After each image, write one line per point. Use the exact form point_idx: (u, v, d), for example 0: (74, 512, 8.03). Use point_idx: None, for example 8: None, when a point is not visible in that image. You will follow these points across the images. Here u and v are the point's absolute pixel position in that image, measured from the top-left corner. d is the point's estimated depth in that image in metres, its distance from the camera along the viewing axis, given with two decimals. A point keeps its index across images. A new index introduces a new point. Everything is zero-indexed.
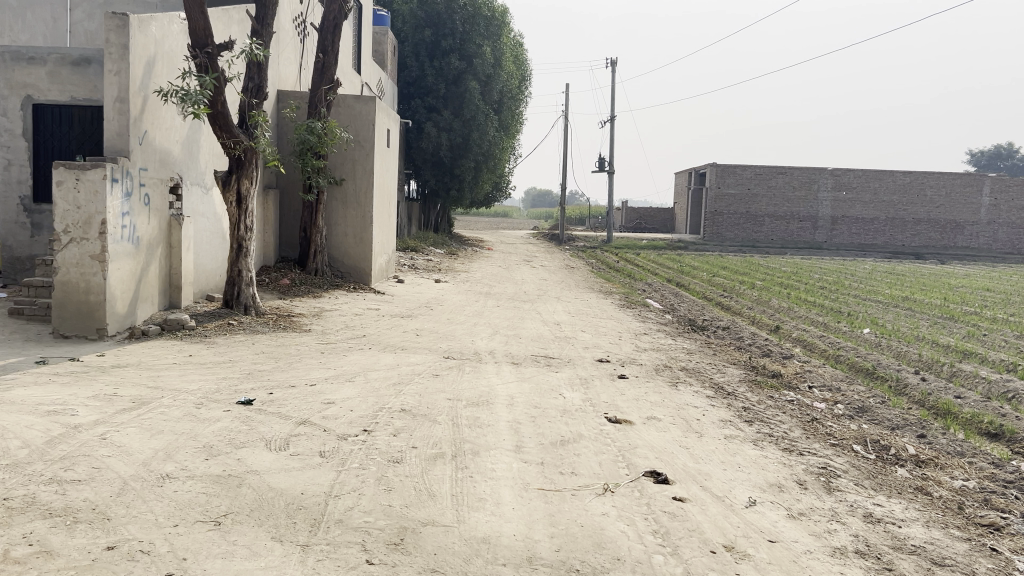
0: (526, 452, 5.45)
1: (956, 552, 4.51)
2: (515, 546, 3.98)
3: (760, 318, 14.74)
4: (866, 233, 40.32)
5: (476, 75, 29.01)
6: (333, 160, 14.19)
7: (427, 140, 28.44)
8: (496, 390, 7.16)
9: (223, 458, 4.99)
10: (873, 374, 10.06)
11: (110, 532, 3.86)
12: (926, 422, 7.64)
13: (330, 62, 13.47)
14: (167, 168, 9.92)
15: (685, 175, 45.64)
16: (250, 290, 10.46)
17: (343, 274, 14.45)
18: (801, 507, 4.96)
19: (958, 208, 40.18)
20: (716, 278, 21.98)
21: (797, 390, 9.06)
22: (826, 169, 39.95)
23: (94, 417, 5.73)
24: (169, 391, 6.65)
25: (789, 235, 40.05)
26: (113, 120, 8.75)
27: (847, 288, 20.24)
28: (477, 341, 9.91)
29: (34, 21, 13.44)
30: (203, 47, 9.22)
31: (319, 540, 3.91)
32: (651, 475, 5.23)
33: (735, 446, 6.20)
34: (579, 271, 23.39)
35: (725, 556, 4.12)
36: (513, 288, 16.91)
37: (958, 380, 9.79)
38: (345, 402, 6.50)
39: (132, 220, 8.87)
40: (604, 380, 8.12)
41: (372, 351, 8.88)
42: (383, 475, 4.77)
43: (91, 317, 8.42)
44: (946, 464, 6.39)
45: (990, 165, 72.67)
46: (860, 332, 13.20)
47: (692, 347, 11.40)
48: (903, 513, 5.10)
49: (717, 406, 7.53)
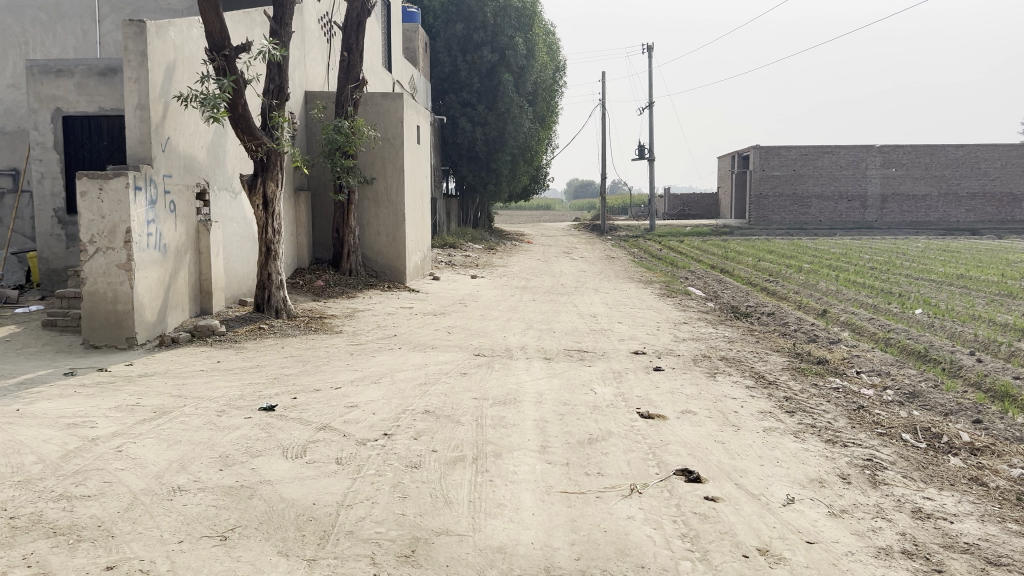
0: (551, 453, 5.22)
1: (1014, 549, 4.16)
2: (533, 556, 3.77)
3: (807, 302, 14.25)
4: (918, 211, 39.22)
5: (509, 67, 28.78)
6: (362, 160, 14.09)
7: (463, 135, 28.39)
8: (524, 388, 6.95)
9: (237, 468, 4.86)
10: (926, 356, 9.63)
11: (112, 551, 3.73)
12: (982, 406, 7.25)
13: (356, 61, 13.38)
14: (193, 174, 9.87)
15: (728, 158, 44.85)
16: (281, 293, 10.37)
17: (378, 273, 14.36)
18: (844, 503, 4.66)
19: (1015, 179, 38.94)
20: (762, 262, 21.45)
21: (844, 376, 8.70)
22: (874, 146, 38.91)
23: (113, 429, 5.64)
24: (192, 399, 6.56)
25: (838, 215, 39.09)
26: (135, 128, 8.70)
27: (898, 267, 19.57)
28: (510, 336, 9.70)
29: (64, 34, 13.45)
30: (220, 49, 9.15)
31: (327, 554, 3.73)
32: (682, 474, 4.96)
33: (774, 439, 5.89)
34: (619, 261, 23.00)
35: (759, 560, 3.85)
36: (550, 281, 16.66)
37: (1016, 360, 9.33)
38: (368, 405, 6.35)
39: (157, 228, 8.84)
40: (639, 373, 7.85)
41: (401, 351, 8.72)
42: (399, 482, 4.59)
43: (120, 327, 8.40)
44: (1004, 451, 6.02)
45: None
46: (912, 313, 12.71)
47: (734, 335, 11.07)
48: (956, 507, 4.77)
49: (756, 397, 7.22)
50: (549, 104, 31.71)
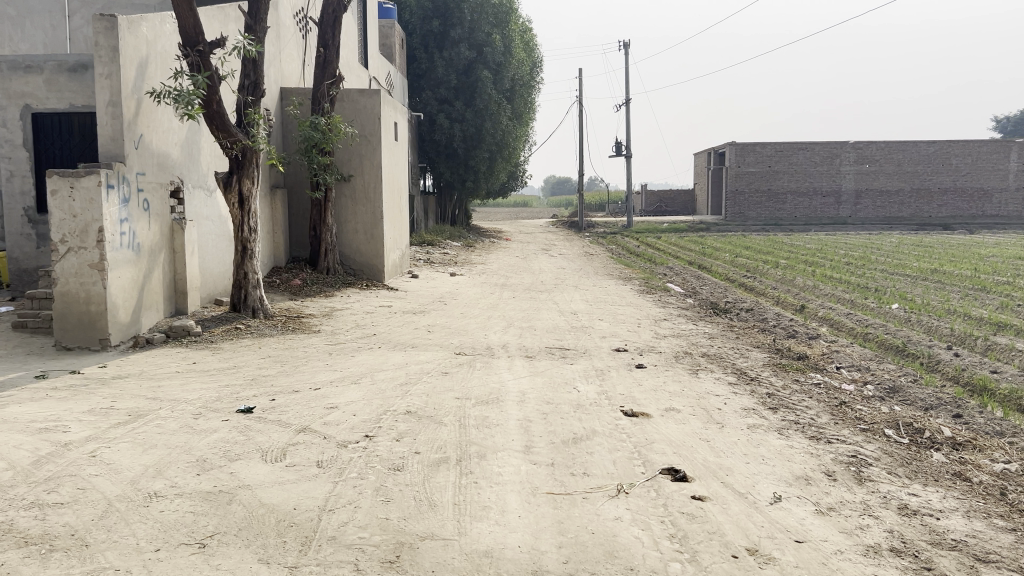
0: (536, 453, 5.16)
1: (1001, 546, 4.15)
2: (520, 560, 3.70)
3: (785, 298, 14.30)
4: (891, 206, 39.58)
5: (486, 63, 28.67)
6: (340, 157, 13.96)
7: (440, 132, 28.27)
8: (507, 387, 6.88)
9: (215, 472, 4.75)
10: (904, 351, 9.67)
11: (86, 561, 3.63)
12: (961, 401, 7.28)
13: (332, 57, 13.25)
14: (166, 172, 9.70)
15: (704, 155, 45.06)
16: (257, 292, 10.22)
17: (355, 271, 14.22)
18: (831, 501, 4.63)
19: (985, 175, 39.43)
20: (739, 258, 21.53)
21: (824, 371, 8.70)
22: (848, 142, 39.22)
23: (86, 433, 5.51)
24: (168, 402, 6.43)
25: (813, 211, 39.38)
26: (107, 125, 8.53)
27: (873, 262, 19.73)
28: (490, 335, 9.63)
29: (33, 30, 13.21)
30: (194, 45, 9.00)
31: (309, 561, 3.65)
32: (668, 473, 4.91)
33: (758, 436, 5.87)
34: (597, 257, 23.00)
35: (748, 561, 3.80)
36: (529, 278, 16.62)
37: (993, 354, 9.42)
38: (348, 405, 6.25)
39: (131, 227, 8.67)
40: (621, 371, 7.80)
41: (381, 350, 8.63)
42: (381, 485, 4.50)
43: (94, 328, 8.22)
44: (985, 446, 6.04)
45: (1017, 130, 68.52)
46: (888, 307, 12.79)
47: (714, 331, 11.08)
48: (942, 503, 4.76)
49: (740, 394, 7.20)
50: (527, 100, 31.65)
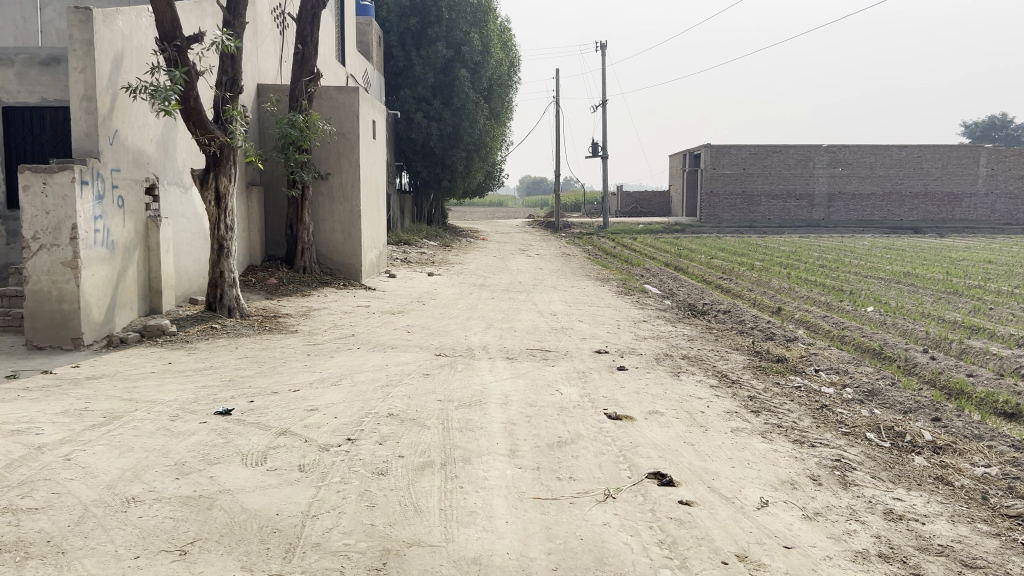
0: (521, 457, 5.11)
1: (987, 551, 4.16)
2: (509, 566, 3.65)
3: (761, 300, 14.37)
4: (864, 209, 39.97)
5: (464, 63, 28.59)
6: (317, 155, 13.82)
7: (418, 130, 28.11)
8: (489, 389, 6.82)
9: (195, 476, 4.65)
10: (881, 354, 9.74)
11: (63, 569, 3.52)
12: (939, 404, 7.33)
13: (310, 54, 13.12)
14: (142, 168, 9.54)
15: (679, 157, 45.27)
16: (233, 291, 10.08)
17: (331, 271, 14.08)
18: (817, 506, 4.62)
19: (955, 179, 39.96)
20: (714, 260, 21.62)
21: (803, 374, 8.73)
22: (821, 146, 39.58)
23: (60, 435, 5.37)
24: (144, 403, 6.30)
25: (786, 214, 39.69)
26: (81, 120, 8.35)
27: (846, 265, 19.90)
28: (471, 336, 9.57)
29: (3, 21, 12.93)
30: (171, 39, 8.86)
31: (293, 568, 3.57)
32: (655, 477, 4.89)
33: (742, 440, 5.86)
34: (575, 258, 22.99)
35: (738, 567, 3.78)
36: (508, 279, 16.56)
37: (968, 358, 9.51)
38: (329, 408, 6.16)
39: (105, 224, 8.51)
40: (603, 373, 7.77)
41: (360, 351, 8.54)
42: (366, 490, 4.43)
43: (66, 328, 8.05)
44: (965, 449, 6.07)
45: (985, 136, 69.48)
46: (863, 310, 12.89)
47: (693, 333, 11.09)
48: (926, 508, 4.77)
49: (722, 396, 7.20)
50: (505, 100, 31.61)
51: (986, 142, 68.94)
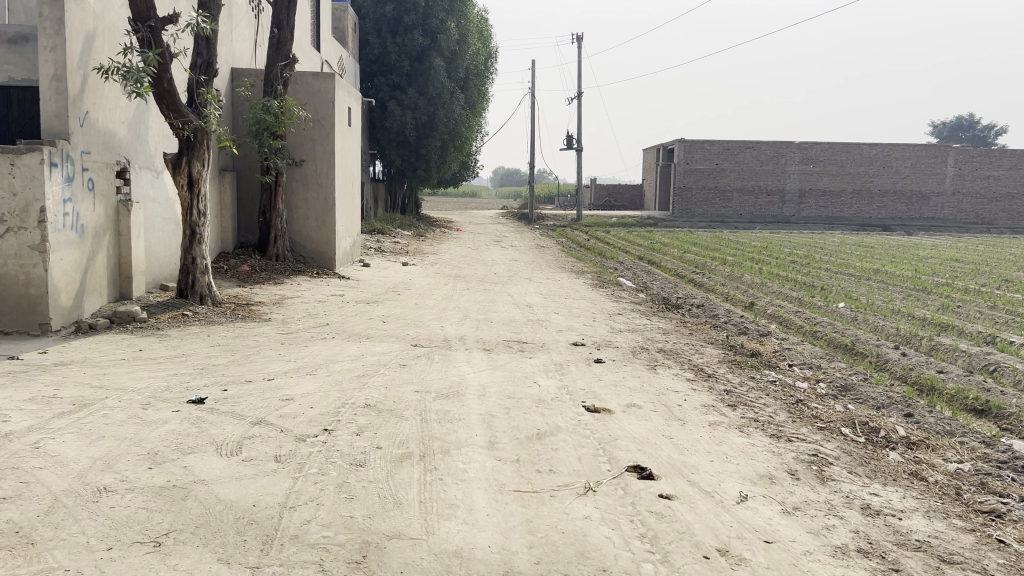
0: (500, 449, 5.07)
1: (964, 546, 4.19)
2: (491, 560, 3.61)
3: (734, 294, 14.45)
4: (834, 206, 40.38)
5: (440, 51, 28.37)
6: (292, 141, 13.65)
7: (392, 119, 27.85)
8: (467, 380, 6.78)
9: (168, 466, 4.56)
10: (853, 350, 9.82)
11: (32, 560, 3.42)
12: (912, 400, 7.40)
13: (286, 38, 12.93)
14: (112, 151, 9.35)
15: (653, 150, 45.36)
16: (205, 278, 9.93)
17: (305, 259, 13.92)
18: (795, 500, 4.64)
19: (923, 178, 40.49)
20: (687, 254, 21.70)
21: (777, 369, 8.77)
22: (794, 142, 39.86)
23: (28, 423, 5.25)
24: (114, 391, 6.17)
25: (758, 209, 39.98)
26: (50, 100, 8.15)
27: (817, 261, 20.07)
28: (447, 326, 9.50)
29: None
30: (145, 20, 8.69)
31: (272, 561, 3.50)
32: (634, 471, 4.87)
33: (720, 434, 5.87)
34: (549, 250, 23.00)
35: (720, 562, 3.77)
36: (481, 270, 16.50)
37: (938, 354, 9.62)
38: (305, 398, 6.07)
39: (74, 207, 8.33)
40: (580, 365, 7.75)
41: (335, 340, 8.45)
42: (344, 481, 4.37)
43: (33, 313, 7.87)
44: (938, 445, 6.13)
45: (952, 137, 70.48)
46: (835, 306, 13.00)
47: (668, 326, 11.12)
48: (902, 503, 4.80)
49: (698, 390, 7.21)
50: (481, 90, 31.47)
51: (953, 143, 69.90)
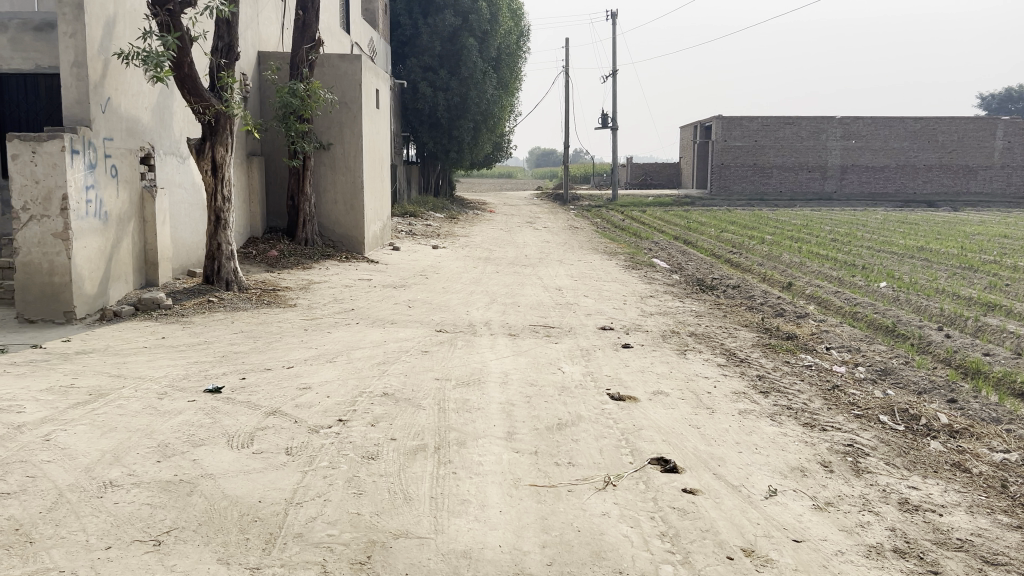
0: (518, 440, 4.89)
1: (1009, 546, 3.93)
2: (501, 561, 3.44)
3: (772, 274, 14.07)
4: (876, 181, 39.43)
5: (472, 31, 28.04)
6: (319, 124, 13.54)
7: (424, 99, 27.69)
8: (489, 367, 6.61)
9: (177, 459, 4.45)
10: (894, 331, 9.47)
11: (28, 561, 3.33)
12: (954, 384, 7.07)
13: (311, 20, 12.81)
14: (135, 137, 9.29)
15: (690, 129, 44.73)
16: (231, 264, 9.87)
17: (334, 243, 13.83)
18: (828, 495, 4.40)
19: (971, 152, 39.29)
20: (725, 233, 21.29)
21: (814, 352, 8.47)
22: (835, 117, 38.95)
23: (42, 414, 5.19)
24: (132, 380, 6.10)
25: (798, 186, 39.19)
26: (72, 87, 8.08)
27: (859, 239, 19.56)
28: (472, 311, 9.34)
29: None
30: (163, 4, 8.59)
31: (272, 562, 3.37)
32: (658, 464, 4.67)
33: (750, 423, 5.63)
34: (583, 231, 22.74)
35: (744, 563, 3.56)
36: (513, 252, 16.29)
37: (984, 336, 9.22)
38: (322, 386, 5.95)
39: (97, 194, 8.29)
40: (607, 351, 7.53)
41: (359, 326, 8.34)
42: (354, 476, 4.23)
43: (58, 301, 7.85)
44: (982, 433, 5.82)
45: (1000, 108, 68.55)
46: (876, 285, 12.60)
47: (702, 308, 10.84)
48: (943, 497, 4.54)
49: (730, 376, 6.97)
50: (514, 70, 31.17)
51: (1002, 114, 67.91)
